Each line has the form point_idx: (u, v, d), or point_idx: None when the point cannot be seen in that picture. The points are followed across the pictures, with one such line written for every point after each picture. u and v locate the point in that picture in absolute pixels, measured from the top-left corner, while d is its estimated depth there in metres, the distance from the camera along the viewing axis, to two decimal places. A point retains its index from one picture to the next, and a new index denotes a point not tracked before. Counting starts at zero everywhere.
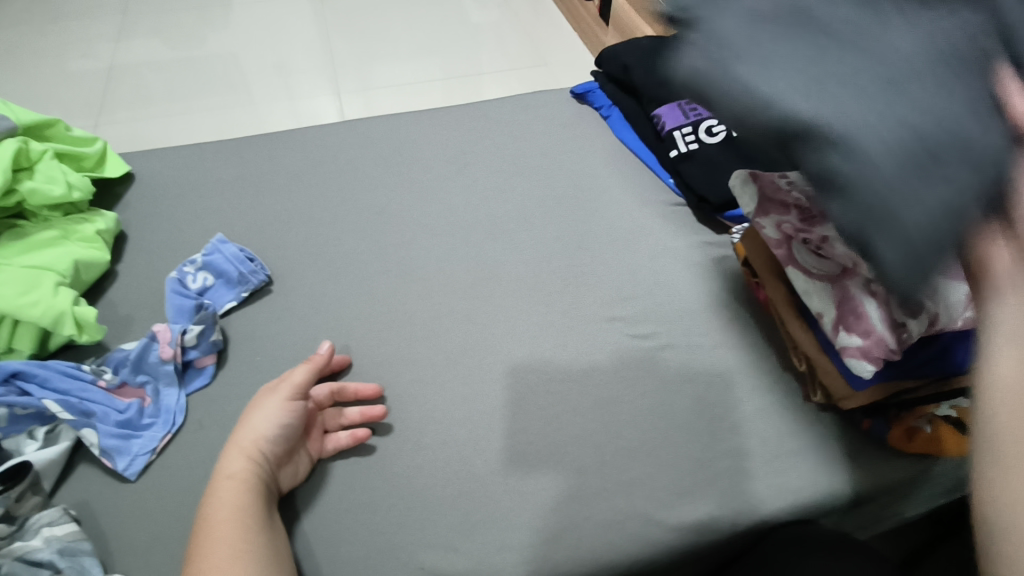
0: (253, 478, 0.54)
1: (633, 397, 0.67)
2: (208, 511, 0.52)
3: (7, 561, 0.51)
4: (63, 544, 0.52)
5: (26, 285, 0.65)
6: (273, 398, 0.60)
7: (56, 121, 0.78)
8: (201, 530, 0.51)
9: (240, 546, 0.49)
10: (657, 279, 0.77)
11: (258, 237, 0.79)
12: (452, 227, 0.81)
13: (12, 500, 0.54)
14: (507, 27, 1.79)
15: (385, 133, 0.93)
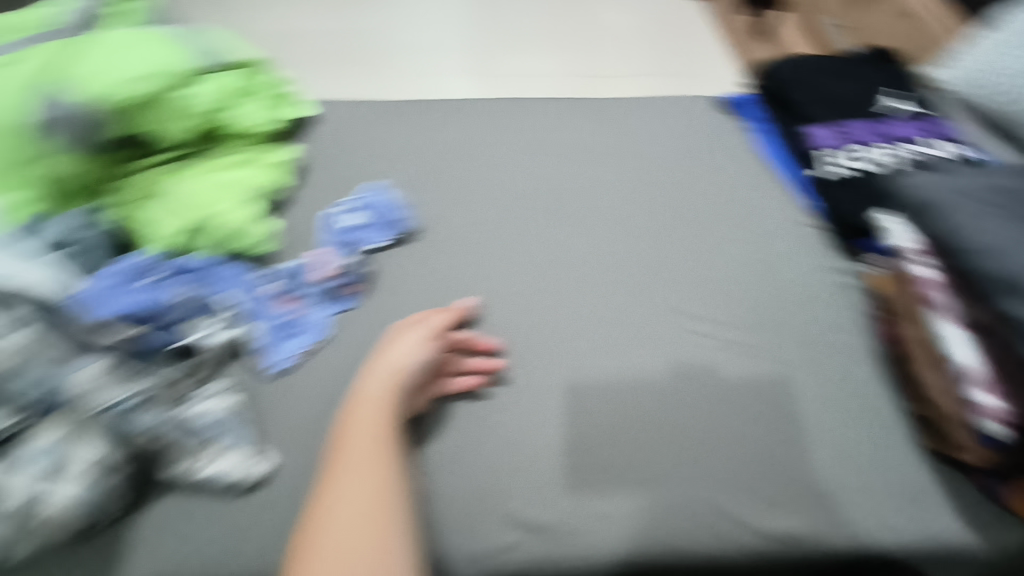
0: (394, 396, 0.59)
1: (736, 401, 0.68)
2: (354, 416, 0.57)
3: (180, 417, 0.59)
4: (223, 414, 0.61)
5: (219, 196, 0.76)
6: (415, 335, 0.65)
7: (258, 62, 0.89)
8: (347, 435, 0.56)
9: (380, 453, 0.54)
10: (779, 294, 0.77)
11: (410, 189, 0.87)
12: (584, 210, 0.85)
13: (189, 369, 0.63)
14: None
15: (532, 113, 0.99)
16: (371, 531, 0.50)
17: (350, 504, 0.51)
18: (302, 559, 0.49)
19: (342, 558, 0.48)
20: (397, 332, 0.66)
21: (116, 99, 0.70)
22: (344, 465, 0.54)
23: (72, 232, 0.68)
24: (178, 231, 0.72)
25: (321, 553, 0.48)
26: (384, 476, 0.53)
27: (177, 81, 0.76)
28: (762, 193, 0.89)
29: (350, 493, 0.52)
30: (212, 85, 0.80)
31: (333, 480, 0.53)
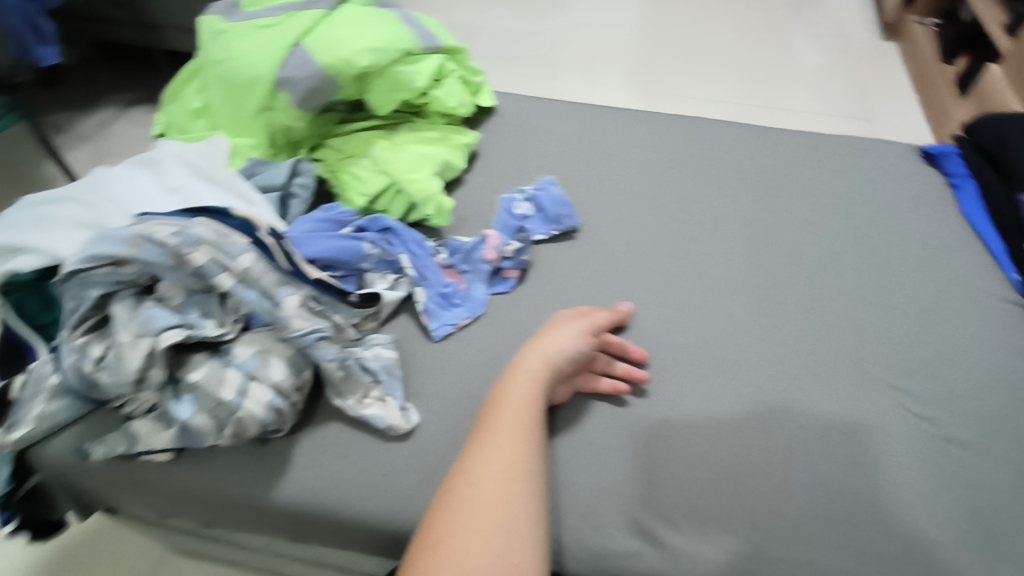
0: (546, 380, 0.61)
1: (887, 470, 0.65)
2: (508, 388, 0.60)
3: (352, 357, 0.66)
4: (386, 363, 0.68)
5: (414, 167, 0.82)
6: (574, 325, 0.68)
7: (464, 50, 0.95)
8: (499, 403, 0.59)
9: (527, 429, 0.57)
10: (950, 375, 0.73)
11: (578, 189, 0.90)
12: (742, 243, 0.84)
13: (363, 317, 0.71)
14: (829, 72, 1.77)
15: (708, 136, 0.99)
16: (510, 499, 0.52)
17: (495, 468, 0.53)
18: (444, 505, 0.51)
19: (482, 515, 0.50)
20: (556, 320, 0.69)
21: (348, 67, 0.79)
22: (493, 432, 0.56)
23: (283, 179, 0.78)
24: (371, 193, 0.80)
25: (463, 505, 0.51)
26: (527, 452, 0.55)
27: (397, 57, 0.83)
28: (947, 263, 0.84)
29: (496, 456, 0.54)
30: (426, 65, 0.86)
31: (481, 441, 0.56)
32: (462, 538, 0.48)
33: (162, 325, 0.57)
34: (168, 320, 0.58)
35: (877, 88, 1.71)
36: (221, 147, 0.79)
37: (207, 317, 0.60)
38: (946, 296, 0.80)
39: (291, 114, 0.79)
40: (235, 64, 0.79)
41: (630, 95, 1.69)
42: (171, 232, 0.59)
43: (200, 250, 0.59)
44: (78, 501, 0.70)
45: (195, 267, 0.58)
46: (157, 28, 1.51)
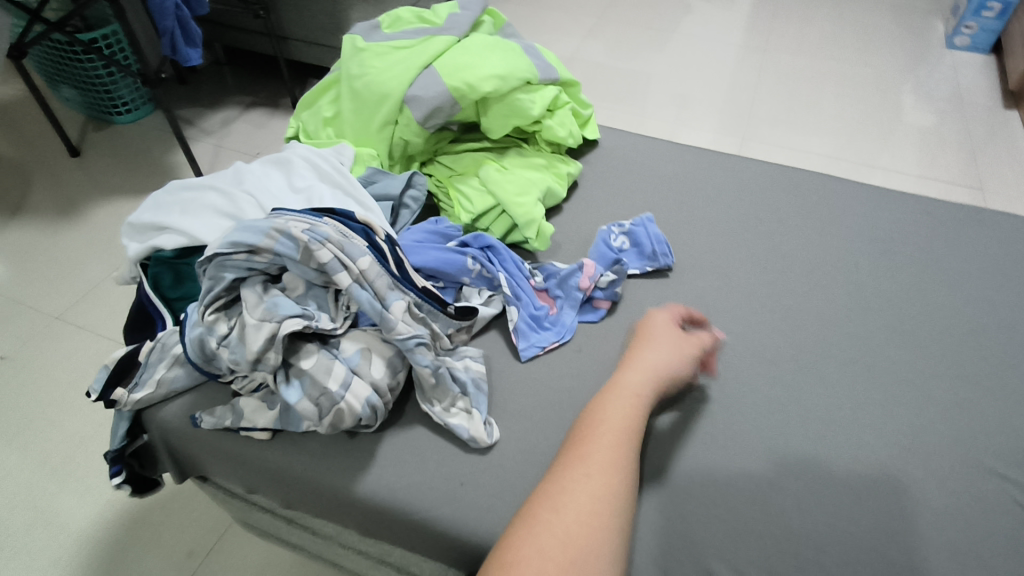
0: (640, 415, 0.61)
1: (986, 563, 0.60)
2: (603, 417, 0.60)
3: (444, 365, 0.68)
4: (475, 376, 0.70)
5: (520, 190, 0.84)
6: (684, 348, 0.69)
7: (577, 84, 0.98)
8: (594, 430, 0.59)
9: (618, 464, 0.57)
10: None
11: (672, 229, 0.90)
12: (841, 301, 0.82)
13: (457, 328, 0.74)
14: (936, 134, 1.70)
15: (808, 190, 0.97)
16: (590, 534, 0.51)
17: (581, 499, 0.53)
18: (523, 525, 0.52)
19: (560, 542, 0.50)
20: (656, 328, 0.70)
21: (471, 91, 0.83)
22: (586, 459, 0.56)
23: (398, 190, 0.82)
24: (476, 211, 0.84)
25: (543, 530, 0.51)
26: (615, 488, 0.55)
27: (517, 85, 0.86)
28: None
29: (583, 487, 0.54)
30: (542, 95, 0.89)
31: (571, 469, 0.56)
32: (537, 561, 0.49)
33: (285, 314, 0.62)
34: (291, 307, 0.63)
35: (988, 156, 1.63)
36: (346, 154, 0.85)
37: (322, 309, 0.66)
38: None
39: (412, 130, 0.84)
40: (369, 80, 0.85)
41: (719, 139, 1.67)
42: (302, 229, 0.64)
43: (327, 248, 0.63)
44: (176, 465, 0.75)
45: (320, 263, 0.63)
46: (285, 39, 1.64)
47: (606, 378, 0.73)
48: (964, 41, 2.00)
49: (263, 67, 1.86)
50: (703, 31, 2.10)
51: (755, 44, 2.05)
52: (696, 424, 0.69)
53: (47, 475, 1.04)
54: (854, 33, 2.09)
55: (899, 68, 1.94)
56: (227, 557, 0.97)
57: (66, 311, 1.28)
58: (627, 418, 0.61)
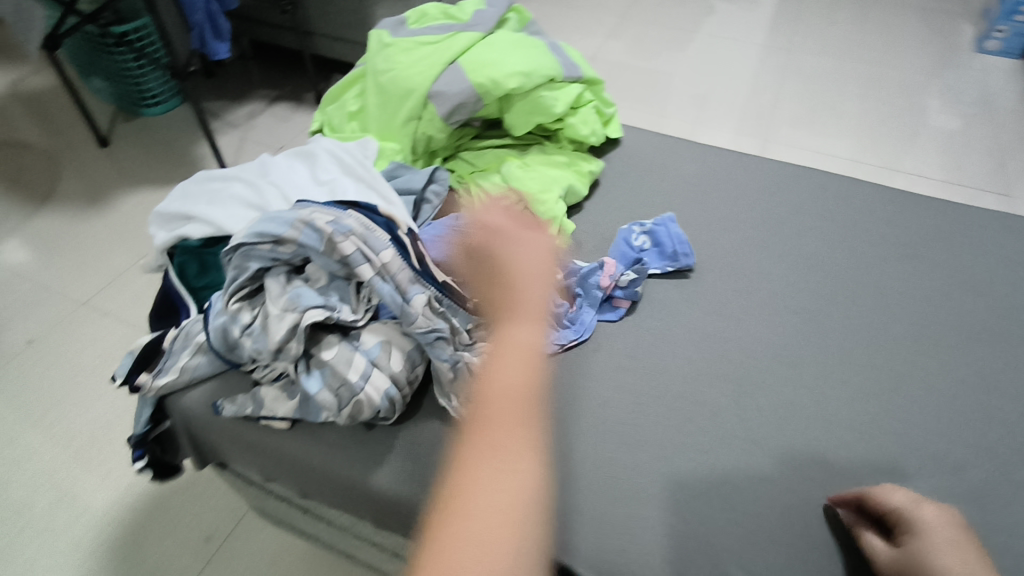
0: (540, 371, 0.48)
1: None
2: (496, 378, 0.47)
3: (464, 360, 0.67)
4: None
5: (542, 187, 0.84)
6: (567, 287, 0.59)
7: (601, 82, 0.98)
8: (495, 402, 0.46)
9: (528, 431, 0.45)
10: None
11: (693, 230, 0.89)
12: (864, 307, 0.81)
13: (477, 323, 0.72)
14: (965, 139, 1.66)
15: (832, 193, 0.96)
16: (512, 521, 0.41)
17: (497, 475, 0.42)
18: (441, 534, 0.40)
19: (504, 523, 0.41)
20: (512, 234, 0.58)
21: (495, 88, 0.83)
22: (497, 440, 0.44)
23: (420, 185, 0.83)
24: None
25: (466, 530, 0.40)
26: (536, 462, 0.44)
27: (541, 83, 0.86)
28: None
29: (498, 463, 0.43)
30: (566, 92, 0.89)
31: (477, 446, 0.44)
32: (475, 551, 0.39)
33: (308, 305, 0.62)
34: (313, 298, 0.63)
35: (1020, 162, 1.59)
36: (370, 149, 0.86)
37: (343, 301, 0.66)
38: None
39: (435, 125, 0.84)
40: (394, 75, 0.85)
41: (741, 140, 1.66)
42: (327, 220, 0.64)
43: (350, 240, 0.64)
44: (196, 451, 0.76)
45: (342, 255, 0.64)
46: (310, 34, 1.66)
47: (624, 378, 0.73)
48: (996, 44, 1.95)
49: (287, 61, 1.88)
50: (727, 31, 2.08)
51: (780, 45, 2.02)
52: (714, 426, 0.69)
53: (70, 457, 1.06)
54: (881, 35, 2.06)
55: (928, 71, 1.90)
56: (242, 544, 0.98)
57: (91, 297, 1.30)
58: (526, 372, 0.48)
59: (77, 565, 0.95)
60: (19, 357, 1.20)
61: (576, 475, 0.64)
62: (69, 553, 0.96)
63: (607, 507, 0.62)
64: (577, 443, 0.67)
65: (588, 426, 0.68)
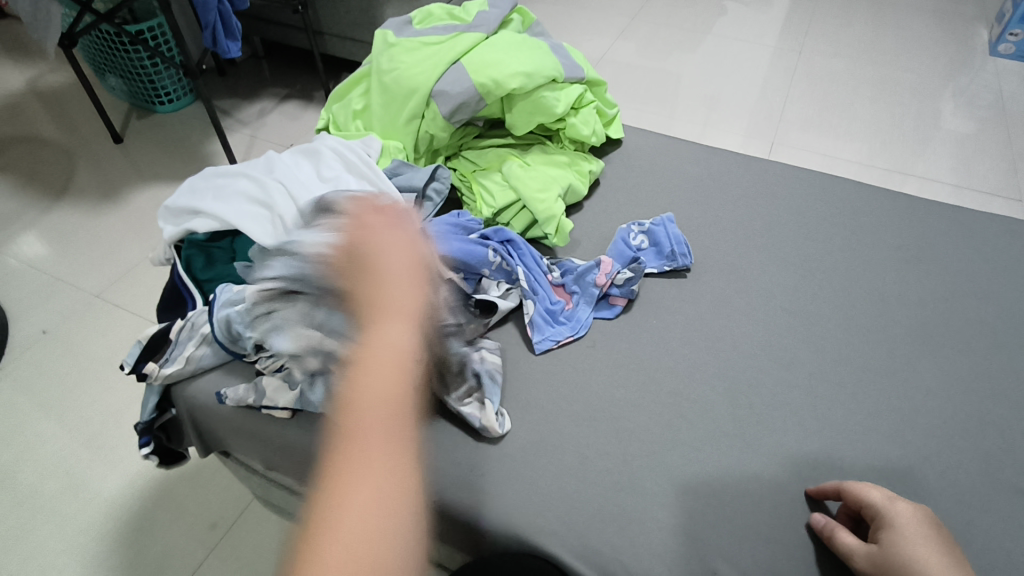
0: (406, 375, 0.48)
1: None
2: (359, 387, 0.46)
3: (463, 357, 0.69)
4: (491, 368, 0.71)
5: (542, 186, 0.86)
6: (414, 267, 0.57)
7: (603, 83, 0.99)
8: (367, 417, 0.45)
9: (385, 439, 0.44)
10: None
11: (692, 230, 0.90)
12: (859, 311, 0.81)
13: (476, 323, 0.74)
14: (976, 144, 1.65)
15: (833, 196, 0.97)
16: (381, 542, 0.39)
17: (368, 494, 0.41)
18: (321, 524, 0.40)
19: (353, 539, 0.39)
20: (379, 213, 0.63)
21: (497, 88, 0.84)
22: (369, 451, 0.43)
23: (422, 182, 0.84)
24: (497, 206, 0.85)
25: (343, 518, 0.40)
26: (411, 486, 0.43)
27: (543, 83, 0.87)
28: None
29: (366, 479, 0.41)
30: (567, 93, 0.91)
31: (350, 465, 0.42)
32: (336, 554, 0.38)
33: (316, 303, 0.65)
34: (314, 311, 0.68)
35: None
36: (373, 147, 0.87)
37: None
38: None
39: (438, 124, 0.86)
40: (398, 75, 0.87)
41: (748, 142, 1.66)
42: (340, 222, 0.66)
43: None
44: (201, 440, 0.79)
45: None
46: (321, 34, 1.68)
47: (618, 375, 0.74)
48: (1009, 48, 1.94)
49: (298, 60, 1.91)
50: (736, 33, 2.08)
51: (790, 47, 2.01)
52: (705, 424, 0.70)
53: (80, 445, 1.09)
54: (893, 37, 2.05)
55: (940, 74, 1.89)
56: (247, 530, 1.00)
57: (103, 290, 1.33)
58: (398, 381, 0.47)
59: (87, 547, 0.97)
60: (33, 347, 1.23)
61: (568, 468, 0.65)
62: (80, 536, 0.98)
63: (597, 500, 0.63)
64: (569, 437, 0.68)
65: (581, 421, 0.69)
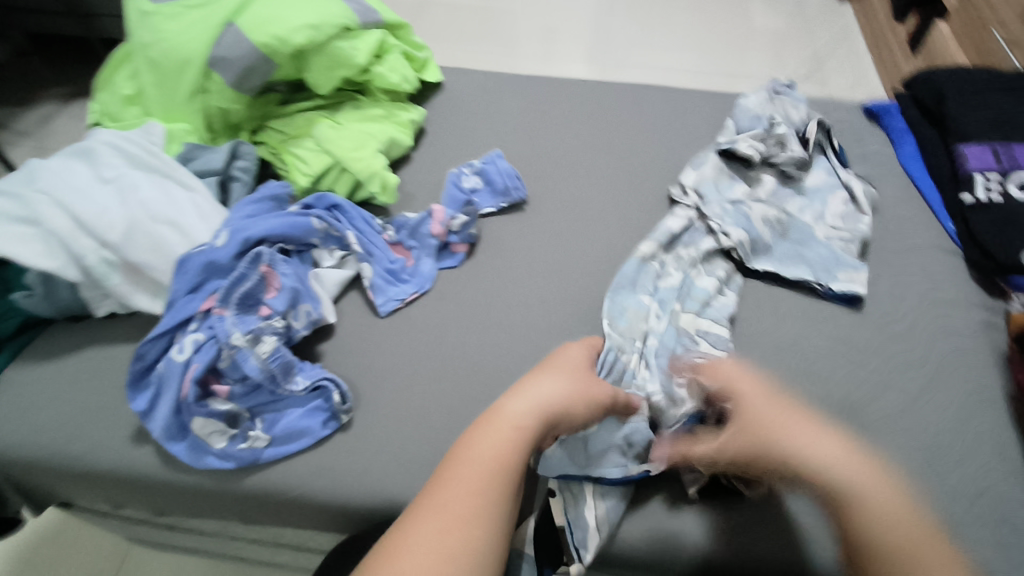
0: (514, 443, 0.49)
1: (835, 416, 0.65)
2: (475, 455, 0.48)
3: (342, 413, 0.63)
4: (309, 396, 0.64)
5: (358, 144, 0.81)
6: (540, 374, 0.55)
7: (405, 25, 0.94)
8: (455, 476, 0.46)
9: (531, 427, 0.50)
10: (902, 318, 0.73)
11: (524, 161, 0.89)
12: (707, 162, 0.86)
13: (285, 379, 0.63)
14: (789, 37, 1.78)
15: (656, 103, 0.99)
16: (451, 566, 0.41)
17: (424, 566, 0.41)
18: None
19: None
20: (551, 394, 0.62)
21: (283, 46, 0.77)
22: (441, 497, 0.45)
23: (222, 163, 0.77)
24: (314, 172, 0.79)
25: None
26: (472, 534, 0.43)
27: (334, 33, 0.81)
28: (897, 212, 0.84)
29: (434, 506, 0.44)
30: (366, 41, 0.85)
31: (426, 512, 0.44)
32: None
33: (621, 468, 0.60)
34: (204, 411, 0.60)
35: (836, 53, 1.73)
36: (155, 132, 0.77)
37: (232, 331, 0.62)
38: (902, 246, 0.80)
39: (226, 96, 0.78)
40: (165, 47, 0.77)
41: (588, 69, 1.67)
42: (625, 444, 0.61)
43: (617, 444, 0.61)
44: (30, 498, 0.69)
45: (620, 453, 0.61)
46: (94, 15, 1.46)
47: (469, 319, 0.72)
48: None
49: (78, 51, 1.65)
50: None
51: None
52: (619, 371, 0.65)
53: None
54: None
55: None
56: None
57: None
58: (500, 449, 0.48)
59: None
60: None
61: (433, 424, 0.64)
62: None
63: None
64: (429, 394, 0.66)
65: (439, 375, 0.68)
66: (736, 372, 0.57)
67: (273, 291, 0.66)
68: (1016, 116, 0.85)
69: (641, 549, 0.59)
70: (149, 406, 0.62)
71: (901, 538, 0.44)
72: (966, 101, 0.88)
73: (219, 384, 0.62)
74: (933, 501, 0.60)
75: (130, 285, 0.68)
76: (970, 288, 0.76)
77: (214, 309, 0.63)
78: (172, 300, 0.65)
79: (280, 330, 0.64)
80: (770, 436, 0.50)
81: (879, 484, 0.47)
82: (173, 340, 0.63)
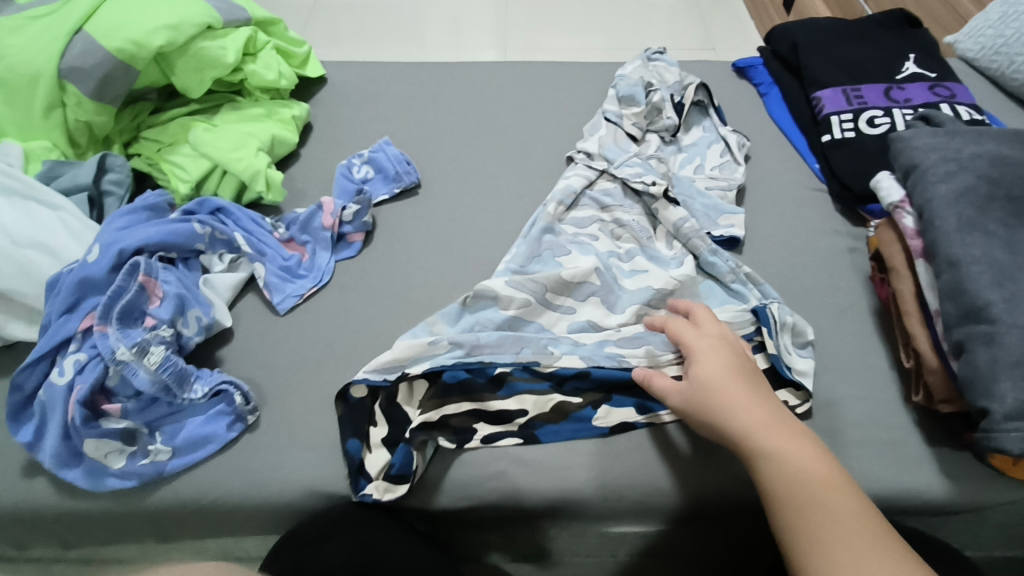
0: None
1: None
2: None
3: (253, 415, 0.63)
4: (210, 403, 0.62)
5: (237, 145, 0.79)
6: None
7: (277, 21, 0.92)
8: None
9: None
10: (778, 254, 0.78)
11: (415, 146, 0.89)
12: (593, 129, 0.90)
13: (180, 391, 0.61)
14: (682, 9, 1.84)
15: (542, 78, 1.01)
16: None
17: None
18: None
19: None
20: None
21: (140, 50, 0.74)
22: None
23: (90, 178, 0.73)
24: (193, 178, 0.77)
25: None
26: None
27: (197, 33, 0.79)
28: (769, 156, 0.90)
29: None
30: (233, 39, 0.82)
31: None
32: None
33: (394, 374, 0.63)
34: (95, 432, 0.58)
35: (724, 21, 1.82)
36: (12, 153, 0.73)
37: (116, 347, 0.60)
38: (775, 187, 0.86)
39: (86, 108, 0.74)
40: (10, 62, 0.73)
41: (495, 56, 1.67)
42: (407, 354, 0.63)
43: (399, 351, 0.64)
44: None
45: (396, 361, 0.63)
46: None
47: (372, 305, 0.73)
48: None
49: None
50: None
51: None
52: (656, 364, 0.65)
53: None
54: None
55: None
56: None
57: None
58: None
59: None
60: None
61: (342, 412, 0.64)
62: None
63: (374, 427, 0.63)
64: (336, 384, 0.66)
65: (344, 364, 0.68)
66: (707, 318, 0.61)
67: (157, 300, 0.64)
68: (862, 60, 0.93)
69: (586, 507, 0.61)
70: (35, 436, 0.59)
71: (810, 475, 0.49)
72: (818, 49, 0.95)
73: (111, 404, 0.60)
74: (817, 413, 0.65)
75: (1, 315, 0.64)
76: (836, 218, 0.82)
77: (94, 327, 0.61)
78: (48, 321, 0.62)
79: (169, 339, 0.62)
80: (716, 403, 0.54)
81: (834, 493, 0.48)
82: (53, 363, 0.61)
